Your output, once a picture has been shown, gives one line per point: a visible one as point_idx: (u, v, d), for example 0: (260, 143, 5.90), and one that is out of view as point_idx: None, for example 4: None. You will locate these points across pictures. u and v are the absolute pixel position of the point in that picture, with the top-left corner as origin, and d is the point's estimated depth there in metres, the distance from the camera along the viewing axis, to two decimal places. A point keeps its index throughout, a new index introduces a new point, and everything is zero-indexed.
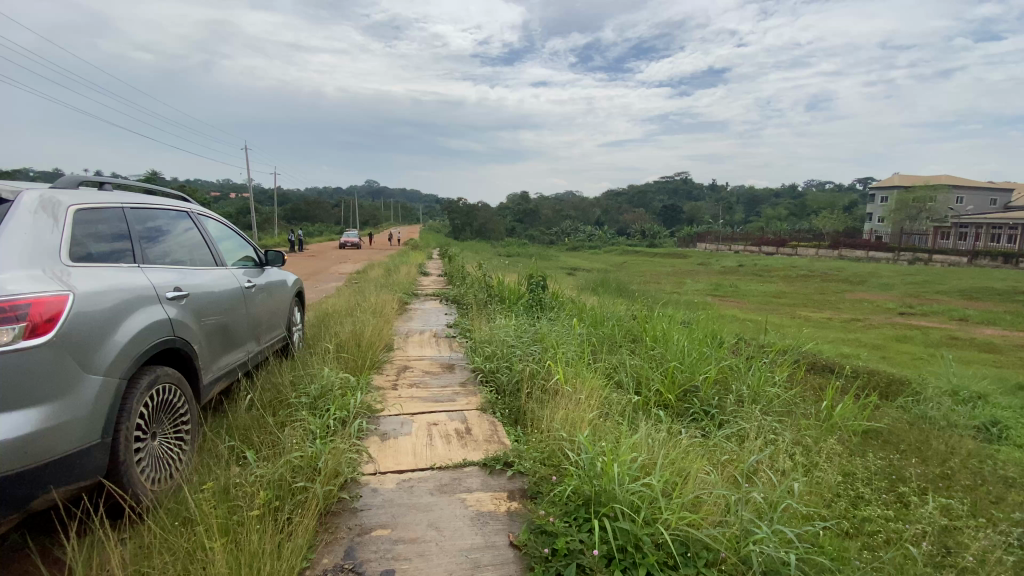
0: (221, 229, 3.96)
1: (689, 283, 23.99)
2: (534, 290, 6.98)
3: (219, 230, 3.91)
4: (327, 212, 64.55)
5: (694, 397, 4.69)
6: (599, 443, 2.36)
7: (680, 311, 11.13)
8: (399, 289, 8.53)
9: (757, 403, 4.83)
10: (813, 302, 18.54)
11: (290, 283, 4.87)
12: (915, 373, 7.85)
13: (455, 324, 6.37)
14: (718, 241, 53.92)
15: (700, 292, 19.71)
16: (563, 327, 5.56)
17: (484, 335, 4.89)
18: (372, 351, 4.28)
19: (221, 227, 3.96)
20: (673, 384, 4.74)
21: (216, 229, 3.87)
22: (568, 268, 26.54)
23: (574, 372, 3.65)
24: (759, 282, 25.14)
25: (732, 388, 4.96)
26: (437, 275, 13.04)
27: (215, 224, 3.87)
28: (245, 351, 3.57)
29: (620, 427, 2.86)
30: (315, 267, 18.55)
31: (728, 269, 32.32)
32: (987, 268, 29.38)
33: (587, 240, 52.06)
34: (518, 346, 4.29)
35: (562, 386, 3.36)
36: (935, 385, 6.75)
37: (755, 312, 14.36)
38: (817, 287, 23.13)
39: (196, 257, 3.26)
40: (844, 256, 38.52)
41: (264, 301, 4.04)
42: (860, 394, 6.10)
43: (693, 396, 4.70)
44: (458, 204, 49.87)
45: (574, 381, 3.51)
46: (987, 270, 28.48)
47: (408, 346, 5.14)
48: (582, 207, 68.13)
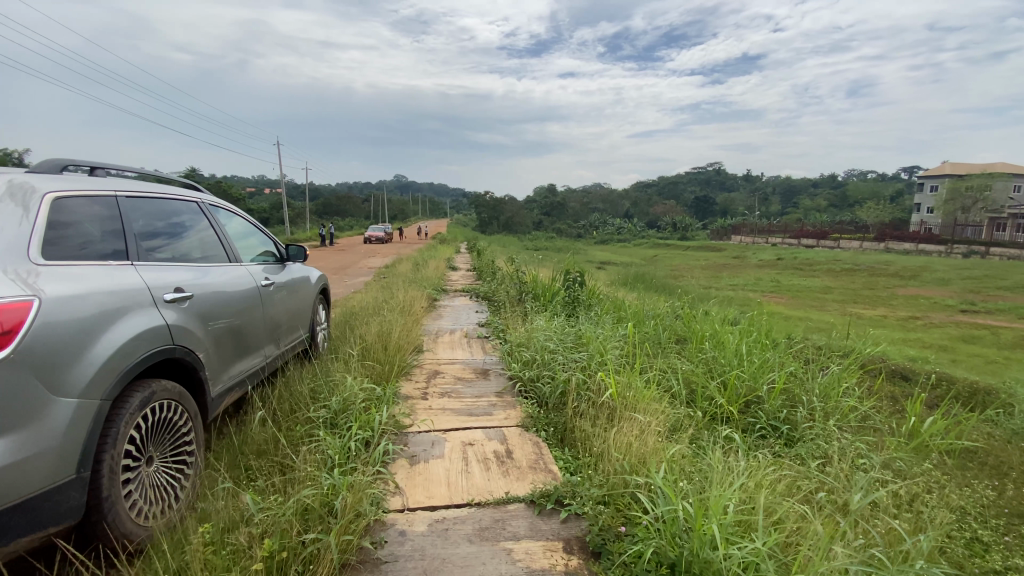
0: (240, 223, 3.64)
1: (725, 277, 23.05)
2: (571, 286, 6.50)
3: (237, 222, 3.58)
4: (356, 207, 65.24)
5: (758, 410, 4.22)
6: (683, 490, 1.97)
7: (723, 308, 10.49)
8: (428, 285, 8.20)
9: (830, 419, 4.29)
10: (862, 298, 17.38)
11: (314, 279, 4.55)
12: (996, 380, 7.04)
13: (488, 323, 5.97)
14: (753, 234, 52.01)
15: (739, 288, 18.73)
16: (606, 328, 5.06)
17: (521, 337, 4.45)
18: (400, 354, 3.90)
19: (239, 220, 3.63)
20: (734, 395, 4.30)
21: (234, 222, 3.54)
22: (598, 262, 25.81)
23: (629, 384, 3.21)
24: (801, 277, 23.84)
25: (802, 401, 4.47)
26: (465, 270, 12.66)
27: (233, 217, 3.54)
28: (262, 356, 3.25)
29: (696, 467, 2.46)
30: (342, 262, 18.44)
31: (765, 263, 30.93)
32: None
33: (617, 233, 50.95)
34: (560, 352, 3.85)
35: (621, 406, 2.96)
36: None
37: (803, 310, 13.43)
38: (865, 283, 21.76)
39: (208, 253, 2.93)
40: (891, 248, 36.46)
41: (284, 300, 3.71)
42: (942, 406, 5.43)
43: (757, 410, 4.19)
44: (485, 198, 49.59)
45: (629, 397, 3.06)
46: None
47: (438, 348, 4.75)
48: (611, 200, 66.78)
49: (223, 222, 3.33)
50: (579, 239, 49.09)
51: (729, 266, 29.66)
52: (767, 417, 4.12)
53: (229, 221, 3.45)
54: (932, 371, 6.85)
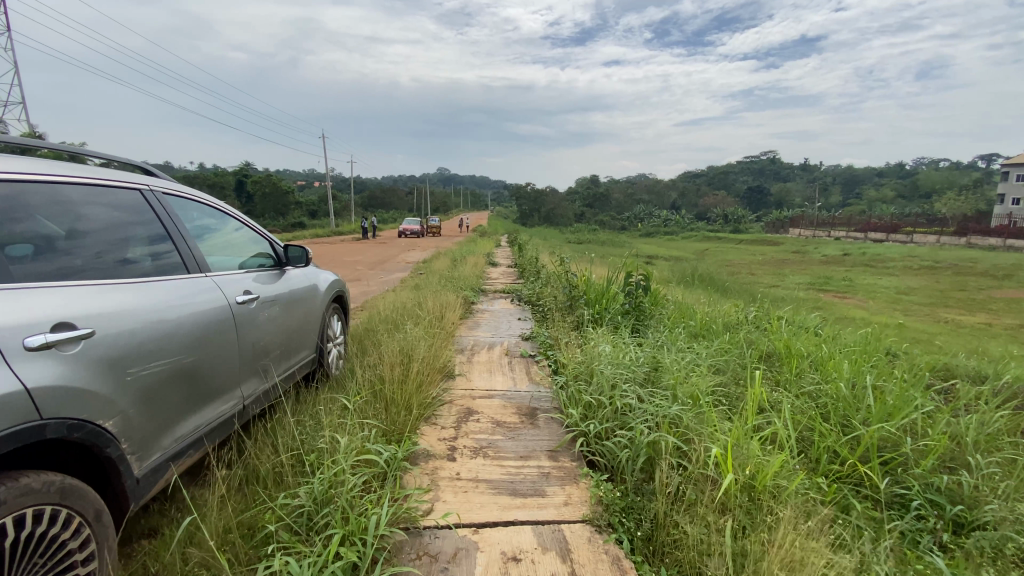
0: (213, 216, 2.82)
1: (788, 275, 21.12)
2: (633, 291, 5.41)
3: (209, 216, 2.78)
4: (399, 199, 65.57)
5: (904, 473, 3.21)
6: None
7: (799, 313, 9.12)
8: (465, 286, 7.34)
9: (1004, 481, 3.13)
10: (953, 301, 15.27)
11: (324, 287, 3.73)
12: None
13: (534, 337, 4.99)
14: (812, 227, 48.56)
15: (806, 288, 16.86)
16: (683, 351, 4.03)
17: (580, 364, 3.47)
18: (422, 390, 3.02)
19: (213, 213, 2.82)
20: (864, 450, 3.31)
21: (205, 217, 2.73)
22: (646, 256, 24.34)
23: (756, 475, 2.32)
24: (874, 275, 21.57)
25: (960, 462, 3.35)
26: (505, 268, 11.71)
27: (202, 209, 2.73)
28: (240, 396, 2.43)
29: None
30: (379, 256, 17.83)
31: (829, 259, 28.45)
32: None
33: (664, 226, 48.68)
34: (638, 396, 2.84)
35: (748, 522, 2.07)
36: None
37: (891, 316, 11.64)
38: (952, 283, 19.27)
39: (147, 259, 2.12)
40: (973, 244, 32.88)
41: (277, 318, 2.88)
42: None
43: (905, 477, 3.15)
44: (527, 189, 48.60)
45: (760, 507, 2.19)
46: None
47: (472, 372, 3.83)
48: (656, 191, 64.18)
49: (185, 217, 2.53)
50: (624, 232, 47.21)
51: (791, 262, 27.35)
52: (923, 491, 3.04)
53: (197, 215, 2.65)
54: None
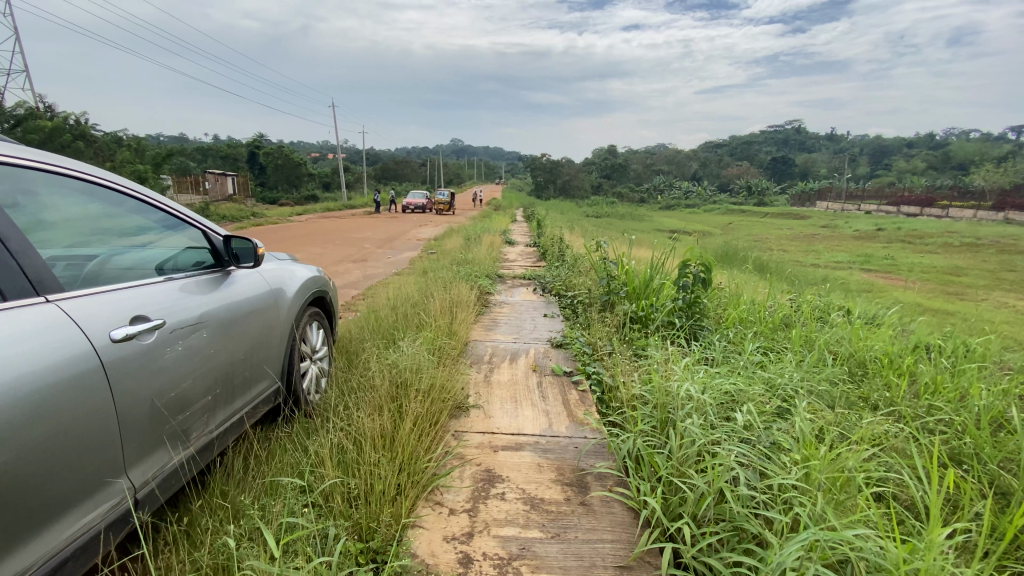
0: (79, 195, 1.81)
1: (823, 252, 19.68)
2: (688, 284, 4.32)
3: (71, 194, 1.77)
4: (413, 171, 64.08)
5: None
6: None
7: (860, 301, 7.94)
8: (480, 273, 6.36)
9: None
10: (1012, 282, 13.79)
11: (294, 290, 2.78)
12: None
13: (567, 344, 4.01)
14: (841, 200, 46.27)
15: (846, 267, 15.53)
16: (774, 382, 3.02)
17: (644, 408, 2.50)
18: (422, 454, 2.09)
19: (89, 197, 1.85)
20: None
21: (63, 195, 1.74)
22: (670, 232, 23.05)
23: None
24: (916, 253, 20.00)
25: None
26: (524, 248, 10.67)
27: (60, 184, 1.72)
28: (127, 486, 1.55)
29: None
30: (391, 233, 16.86)
31: (863, 234, 26.74)
32: None
33: (685, 199, 46.72)
34: (748, 484, 1.90)
35: None
36: None
37: (956, 302, 10.27)
38: (1008, 262, 17.59)
39: None
40: (1015, 218, 30.70)
41: (206, 350, 1.96)
42: None
43: None
44: (542, 160, 46.93)
45: None
46: None
47: (492, 402, 2.87)
48: (677, 163, 61.80)
49: (14, 200, 1.55)
50: (643, 204, 45.43)
51: (820, 237, 25.77)
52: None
53: (49, 198, 1.68)
54: None
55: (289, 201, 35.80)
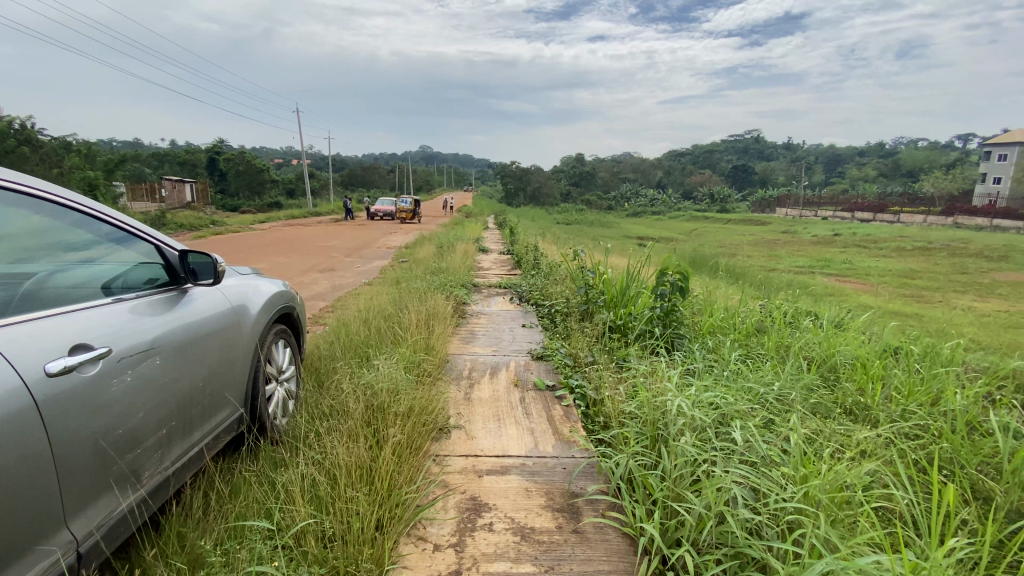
0: (21, 211, 1.60)
1: (785, 256, 20.33)
2: (666, 292, 4.29)
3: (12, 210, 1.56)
4: (381, 177, 63.12)
5: None
6: None
7: (826, 305, 8.17)
8: (455, 282, 6.20)
9: None
10: (959, 284, 14.51)
11: (258, 307, 2.57)
12: None
13: (547, 356, 3.91)
14: (798, 206, 48.14)
15: (807, 271, 16.06)
16: (758, 392, 2.99)
17: (633, 425, 2.42)
18: (403, 485, 1.94)
19: (34, 211, 1.64)
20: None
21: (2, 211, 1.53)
22: (639, 237, 23.39)
23: None
24: (871, 257, 20.91)
25: None
26: (498, 256, 10.54)
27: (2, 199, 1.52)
28: (68, 539, 1.36)
29: None
30: (360, 241, 16.47)
31: (820, 239, 27.81)
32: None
33: (652, 206, 47.65)
34: (746, 504, 1.84)
35: None
36: None
37: (913, 304, 10.65)
38: (956, 265, 18.49)
39: None
40: (958, 223, 32.57)
41: (160, 380, 1.76)
42: None
43: None
44: (512, 167, 47.08)
45: None
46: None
47: (474, 421, 2.74)
48: (644, 171, 63.06)
49: None
50: (612, 211, 46.09)
51: (781, 242, 26.68)
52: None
53: None
54: None
55: (252, 208, 34.67)
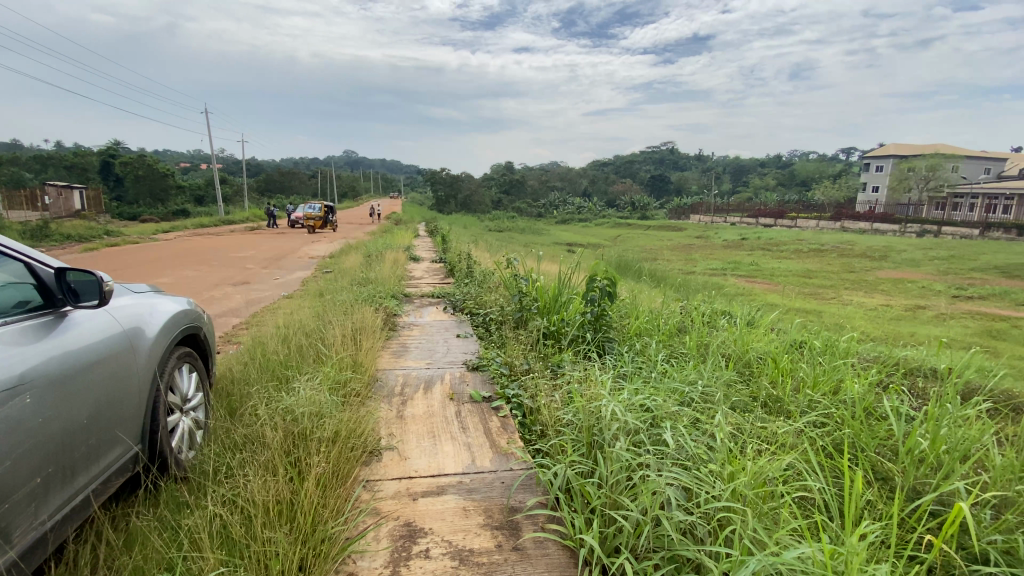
0: None
1: (701, 260, 21.74)
2: (596, 298, 4.37)
3: None
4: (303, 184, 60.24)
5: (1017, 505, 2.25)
6: None
7: (740, 305, 8.77)
8: (386, 294, 5.98)
9: None
10: (848, 282, 16.21)
11: (156, 329, 2.30)
12: None
13: (483, 367, 3.85)
14: (711, 213, 51.84)
15: (721, 274, 17.27)
16: (685, 392, 3.11)
17: (569, 434, 2.42)
18: (330, 518, 1.80)
19: None
20: (959, 488, 2.34)
21: None
22: (569, 244, 23.98)
23: None
24: (774, 259, 22.85)
25: None
26: (429, 264, 10.31)
27: None
28: None
29: None
30: (281, 251, 15.54)
31: (730, 243, 30.18)
32: (995, 235, 27.28)
33: (579, 214, 49.22)
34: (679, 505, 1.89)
35: None
36: None
37: (813, 302, 11.73)
38: (845, 265, 20.62)
39: None
40: (844, 228, 36.50)
41: (31, 421, 1.50)
42: None
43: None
44: (442, 175, 46.70)
45: None
46: (998, 241, 25.99)
47: (407, 439, 2.62)
48: (571, 179, 65.07)
49: None
50: (541, 218, 47.05)
51: (697, 247, 28.49)
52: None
53: None
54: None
55: (157, 217, 31.74)
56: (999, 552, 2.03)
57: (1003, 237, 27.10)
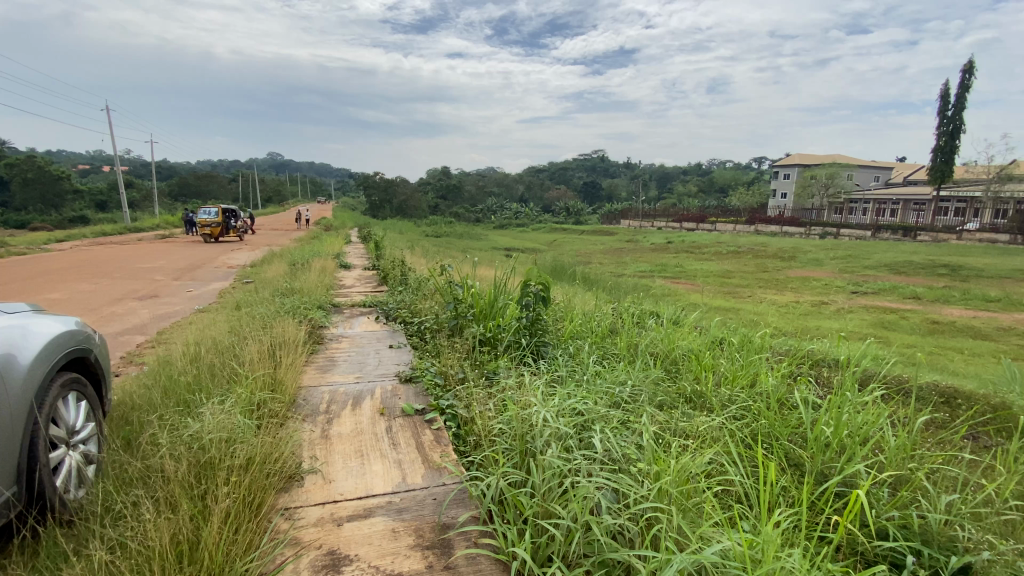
0: None
1: (632, 263, 22.60)
2: (530, 303, 4.42)
3: None
4: (223, 189, 56.38)
5: (906, 480, 2.49)
6: None
7: (666, 305, 9.19)
8: (313, 305, 5.69)
9: (973, 484, 2.66)
10: (763, 281, 17.50)
11: (32, 354, 2.01)
12: (976, 369, 6.23)
13: (416, 378, 3.74)
14: (640, 218, 54.19)
15: (650, 276, 18.05)
16: (616, 393, 3.19)
17: (502, 444, 2.38)
18: (241, 556, 1.65)
19: None
20: (858, 469, 2.56)
21: None
22: (505, 249, 24.09)
23: None
24: (698, 262, 24.22)
25: (937, 455, 2.71)
26: (361, 272, 9.96)
27: None
28: None
29: None
30: (198, 261, 14.40)
31: (658, 246, 31.67)
32: (884, 234, 30.46)
33: (516, 219, 49.69)
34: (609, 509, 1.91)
35: None
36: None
37: (732, 301, 12.54)
38: (759, 265, 22.21)
39: None
40: (759, 230, 39.42)
41: None
42: (985, 421, 4.20)
43: (913, 499, 2.36)
44: (375, 179, 45.43)
45: None
46: (887, 241, 29.05)
47: (332, 460, 2.48)
48: (506, 185, 65.63)
49: None
50: (478, 224, 47.00)
51: (628, 250, 29.61)
52: (958, 503, 2.29)
53: None
54: (924, 367, 5.80)
55: (48, 224, 28.39)
56: (897, 527, 2.22)
57: (891, 237, 30.32)
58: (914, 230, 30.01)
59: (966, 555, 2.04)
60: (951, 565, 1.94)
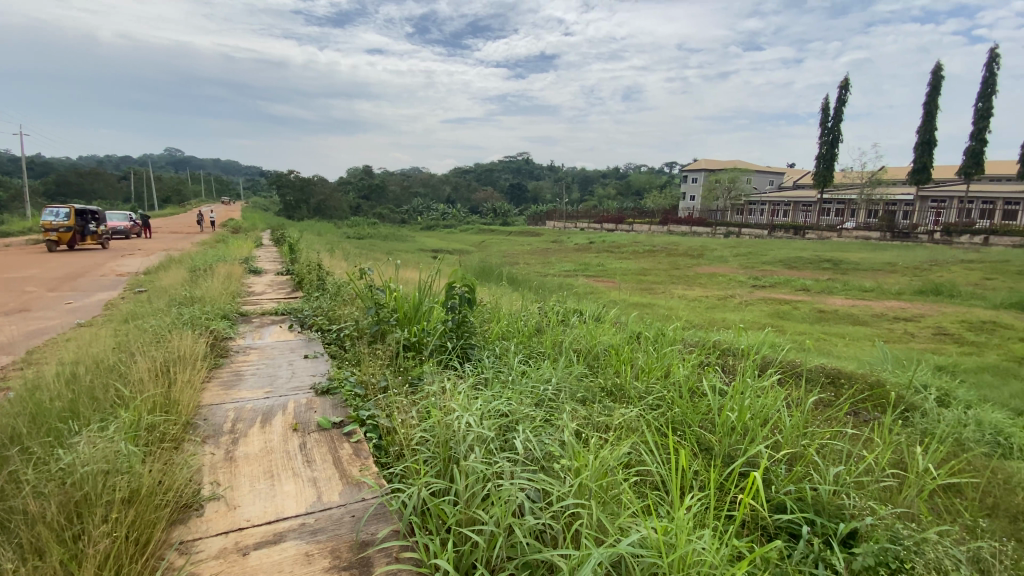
0: None
1: (556, 263, 23.10)
2: (455, 305, 4.37)
3: None
4: (110, 187, 50.43)
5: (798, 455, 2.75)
6: None
7: (588, 303, 9.47)
8: (217, 315, 5.22)
9: (851, 453, 3.00)
10: (676, 277, 18.61)
11: None
12: (854, 352, 7.00)
13: (334, 388, 3.56)
14: (564, 220, 55.65)
15: (574, 275, 18.52)
16: (540, 392, 3.23)
17: (425, 452, 2.32)
18: None
19: None
20: (759, 450, 2.78)
21: None
22: (431, 251, 23.65)
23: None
24: (618, 260, 25.30)
25: (822, 430, 3.01)
26: (273, 277, 9.32)
27: None
28: None
29: None
30: (78, 269, 12.73)
31: (581, 246, 32.63)
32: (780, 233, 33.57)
33: (442, 220, 49.06)
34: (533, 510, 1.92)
35: None
36: (902, 365, 5.71)
37: (649, 297, 13.20)
38: (673, 263, 23.62)
39: None
40: (672, 230, 41.94)
41: None
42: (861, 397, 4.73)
43: (805, 473, 2.61)
44: (289, 178, 42.83)
45: None
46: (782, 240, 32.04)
47: (238, 484, 2.28)
48: (431, 185, 64.62)
49: None
50: (403, 225, 45.83)
51: (553, 251, 30.22)
52: (841, 473, 2.56)
53: None
54: (811, 351, 6.44)
55: None
56: (793, 500, 2.44)
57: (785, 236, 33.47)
58: (803, 229, 33.35)
59: (850, 520, 2.28)
60: (838, 531, 2.16)
